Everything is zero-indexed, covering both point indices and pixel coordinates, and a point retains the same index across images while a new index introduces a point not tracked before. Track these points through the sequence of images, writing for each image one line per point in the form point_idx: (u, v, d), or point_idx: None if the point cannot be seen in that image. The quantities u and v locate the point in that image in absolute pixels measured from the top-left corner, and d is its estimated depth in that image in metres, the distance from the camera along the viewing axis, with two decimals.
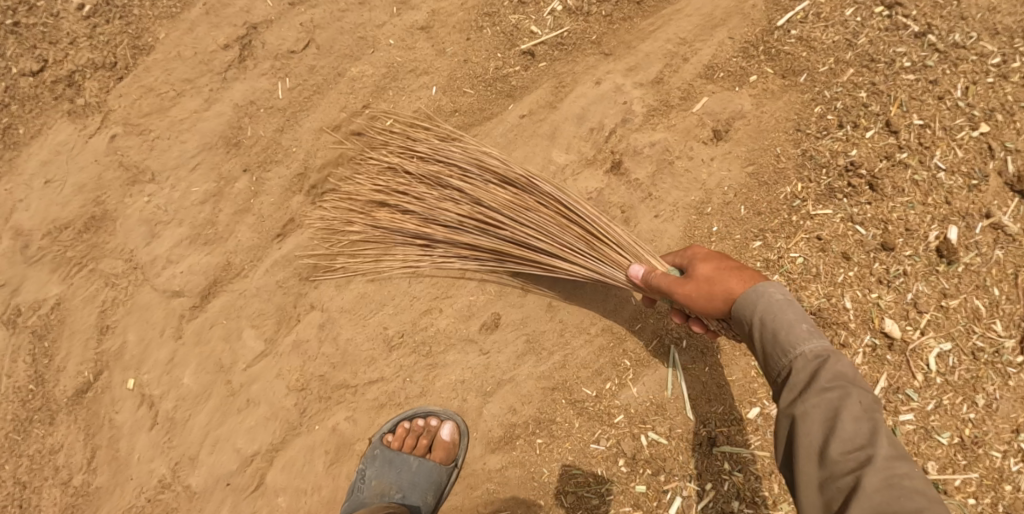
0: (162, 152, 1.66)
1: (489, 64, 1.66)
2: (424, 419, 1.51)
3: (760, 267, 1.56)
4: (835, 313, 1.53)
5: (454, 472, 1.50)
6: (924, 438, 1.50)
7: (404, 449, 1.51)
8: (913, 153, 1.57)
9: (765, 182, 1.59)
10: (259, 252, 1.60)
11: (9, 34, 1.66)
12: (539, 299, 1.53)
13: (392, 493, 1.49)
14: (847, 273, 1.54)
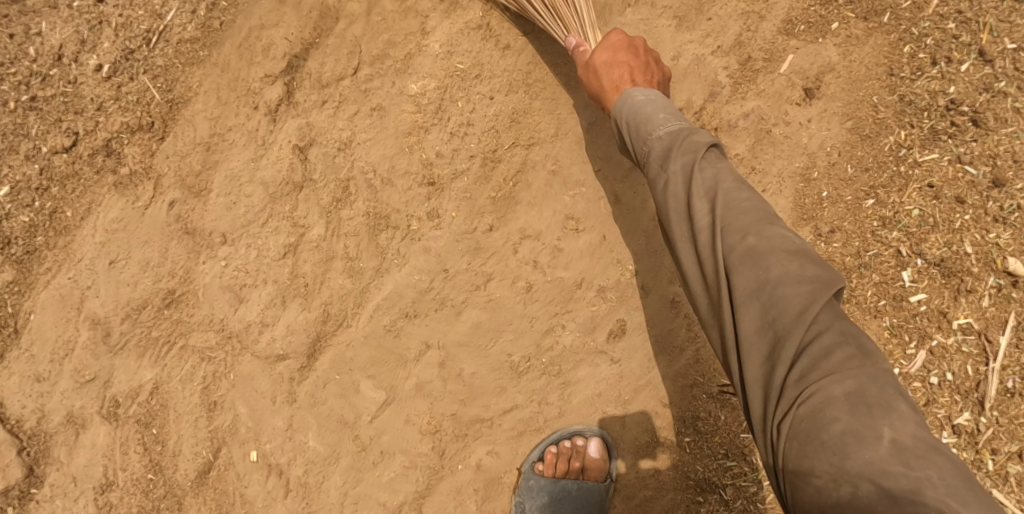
0: (228, 210, 1.54)
1: (559, 56, 1.54)
2: (570, 439, 1.51)
3: (877, 226, 1.53)
4: (958, 261, 1.48)
5: (610, 486, 1.51)
6: None
7: (557, 474, 1.50)
8: (1012, 80, 1.46)
9: (866, 135, 1.55)
10: (358, 298, 1.53)
11: (28, 111, 1.51)
12: (662, 298, 1.49)
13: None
14: (962, 219, 1.48)
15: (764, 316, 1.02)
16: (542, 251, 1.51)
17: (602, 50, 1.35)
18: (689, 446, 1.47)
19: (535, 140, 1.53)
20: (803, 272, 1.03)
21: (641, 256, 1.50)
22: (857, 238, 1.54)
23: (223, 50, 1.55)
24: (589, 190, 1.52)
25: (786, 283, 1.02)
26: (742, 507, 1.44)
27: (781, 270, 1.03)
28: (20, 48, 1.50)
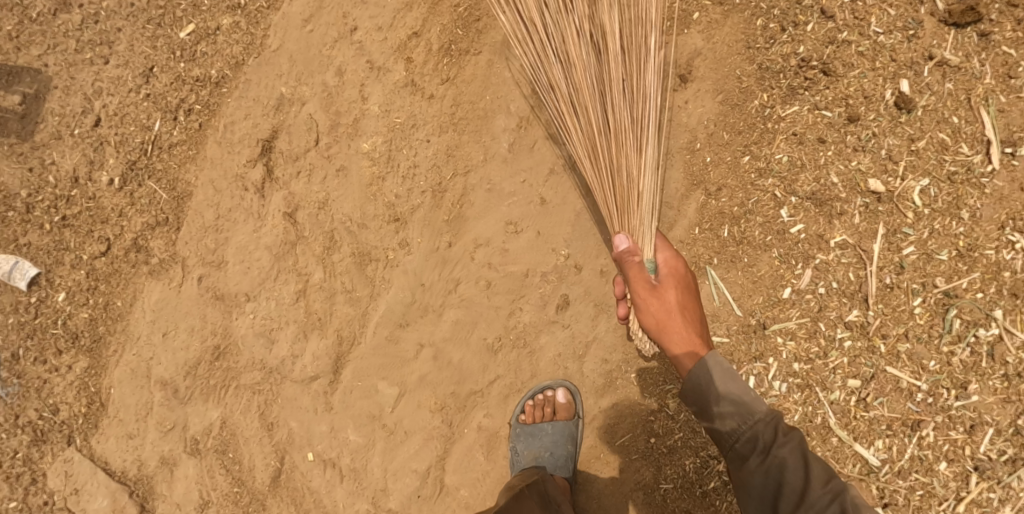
0: (246, 274, 1.96)
1: (474, 95, 1.93)
2: (542, 392, 1.89)
3: (756, 177, 1.92)
4: (825, 191, 1.88)
5: (579, 422, 1.89)
6: (927, 261, 1.83)
7: (536, 420, 1.89)
8: (853, 29, 1.87)
9: (735, 104, 1.94)
10: (362, 321, 1.93)
11: (63, 228, 2.05)
12: (592, 271, 1.86)
13: (542, 455, 1.88)
14: (826, 153, 1.88)
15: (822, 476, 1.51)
16: (493, 254, 1.89)
17: (668, 288, 1.67)
18: (642, 382, 1.85)
19: (468, 168, 1.91)
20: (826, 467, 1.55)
21: (570, 241, 1.87)
22: (741, 191, 1.93)
23: (205, 147, 2.03)
24: (520, 198, 1.89)
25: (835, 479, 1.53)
26: (686, 419, 1.81)
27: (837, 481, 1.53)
28: (41, 179, 2.06)
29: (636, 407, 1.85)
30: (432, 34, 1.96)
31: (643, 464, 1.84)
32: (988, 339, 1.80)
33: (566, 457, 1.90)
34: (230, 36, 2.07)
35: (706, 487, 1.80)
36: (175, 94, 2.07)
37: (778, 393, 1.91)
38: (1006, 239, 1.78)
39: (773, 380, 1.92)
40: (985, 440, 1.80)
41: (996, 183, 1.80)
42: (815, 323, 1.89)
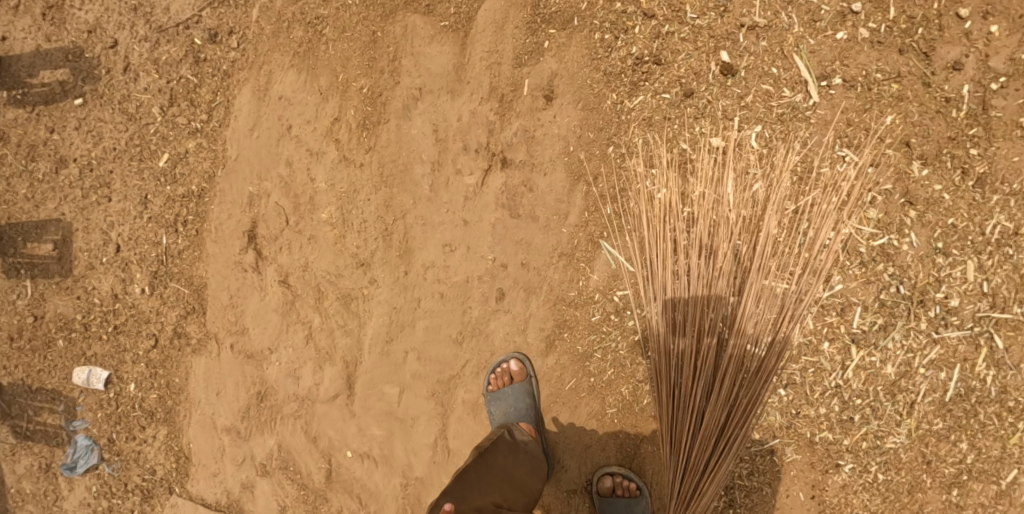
0: (264, 333, 2.56)
1: (392, 154, 2.47)
2: (500, 365, 2.39)
3: (621, 161, 2.39)
4: (678, 157, 2.37)
5: (533, 380, 2.38)
6: (775, 190, 2.37)
7: (500, 387, 2.37)
8: (673, 20, 2.38)
9: (593, 107, 2.40)
10: (357, 345, 2.49)
11: (117, 334, 2.70)
12: (516, 265, 2.39)
13: (509, 411, 2.34)
14: (673, 127, 2.38)
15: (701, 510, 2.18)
16: (439, 271, 2.43)
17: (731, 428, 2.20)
18: (576, 339, 2.38)
19: (404, 211, 2.46)
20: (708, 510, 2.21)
21: (493, 246, 2.40)
22: (614, 175, 2.38)
23: (204, 245, 2.63)
24: (448, 223, 2.43)
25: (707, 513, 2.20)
26: (613, 356, 2.36)
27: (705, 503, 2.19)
28: (88, 301, 2.72)
29: (577, 359, 2.38)
30: (348, 115, 2.51)
31: (592, 396, 2.38)
32: (842, 240, 2.39)
33: (529, 412, 2.35)
34: (198, 155, 2.65)
35: (641, 404, 2.35)
36: (169, 211, 2.67)
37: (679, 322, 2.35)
38: (837, 155, 2.36)
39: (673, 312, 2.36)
40: (856, 316, 2.40)
41: (818, 112, 2.37)
42: None
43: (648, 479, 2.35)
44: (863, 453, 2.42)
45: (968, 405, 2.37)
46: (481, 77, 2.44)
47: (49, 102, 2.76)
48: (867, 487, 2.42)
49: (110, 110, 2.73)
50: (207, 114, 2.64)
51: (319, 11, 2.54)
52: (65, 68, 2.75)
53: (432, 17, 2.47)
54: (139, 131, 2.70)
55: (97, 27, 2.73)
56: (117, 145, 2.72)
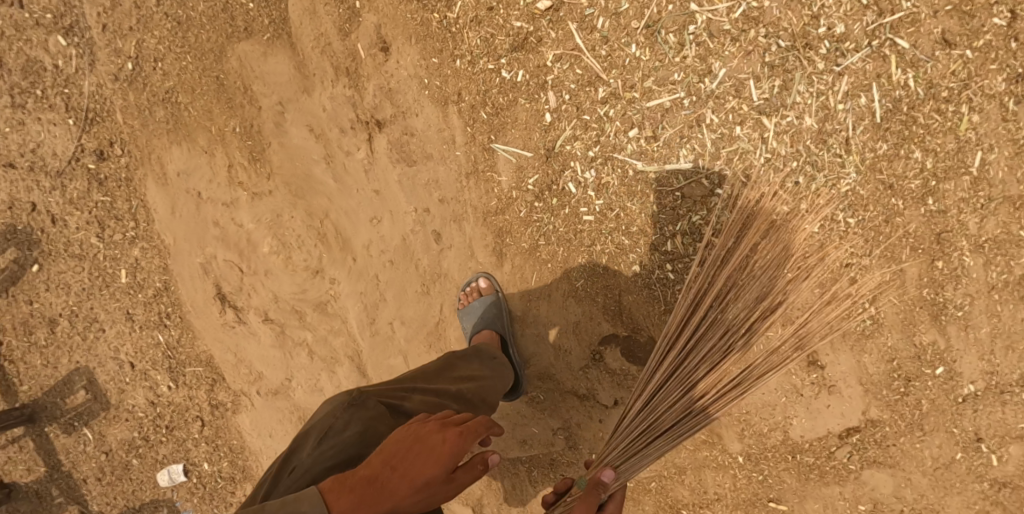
0: (275, 369, 2.81)
1: (288, 168, 2.65)
2: (471, 284, 2.57)
3: (473, 67, 2.49)
4: (519, 37, 2.44)
5: (501, 296, 2.51)
6: (620, 18, 2.37)
7: (471, 301, 2.54)
8: None
9: (425, 36, 2.51)
10: (349, 339, 2.70)
11: (171, 431, 3.01)
12: (435, 203, 2.56)
13: (476, 320, 2.51)
14: (500, 14, 2.44)
15: (632, 462, 2.11)
16: (377, 242, 2.62)
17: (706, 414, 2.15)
18: (519, 237, 2.53)
19: (323, 210, 2.64)
20: (642, 464, 2.13)
21: (409, 198, 2.57)
22: (474, 83, 2.50)
23: (193, 325, 2.89)
24: (362, 200, 2.60)
25: (638, 466, 2.12)
26: (555, 235, 2.50)
27: (639, 456, 2.12)
28: (135, 418, 3.04)
29: (528, 253, 2.54)
30: (237, 157, 2.69)
31: (557, 278, 2.52)
32: (702, 28, 2.31)
33: (495, 323, 2.50)
34: (147, 257, 2.89)
35: (600, 262, 2.48)
36: (152, 314, 2.93)
37: (594, 178, 2.44)
38: None
39: (585, 172, 2.45)
40: (752, 90, 2.29)
41: None
42: (582, 117, 2.43)
43: (642, 324, 2.45)
44: (825, 207, 2.28)
45: (903, 114, 2.23)
46: (323, 64, 2.58)
47: (16, 281, 3.04)
48: (845, 238, 2.28)
49: (64, 260, 2.99)
50: (134, 219, 2.88)
51: (168, 84, 2.73)
52: (11, 247, 3.02)
53: (256, 37, 2.62)
54: (93, 264, 2.96)
55: (14, 200, 2.98)
56: (84, 285, 2.98)
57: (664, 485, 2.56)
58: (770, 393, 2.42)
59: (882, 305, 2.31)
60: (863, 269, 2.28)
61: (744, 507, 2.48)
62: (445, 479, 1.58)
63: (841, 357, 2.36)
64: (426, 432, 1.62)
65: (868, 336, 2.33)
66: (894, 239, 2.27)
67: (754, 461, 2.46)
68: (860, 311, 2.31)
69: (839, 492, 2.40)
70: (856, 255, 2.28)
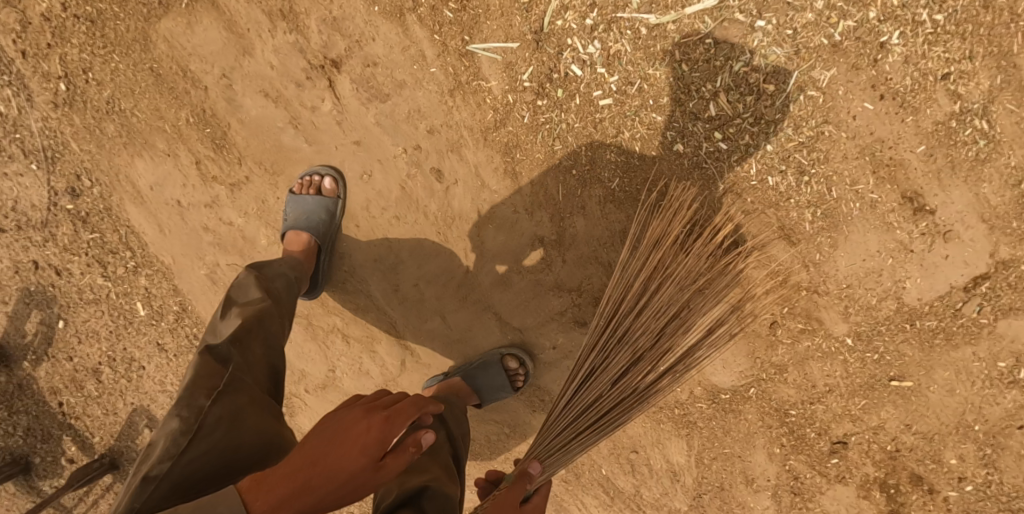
0: (313, 367, 2.49)
1: (258, 144, 2.33)
2: (317, 176, 2.24)
3: None
4: None
5: (337, 200, 2.22)
6: None
7: (302, 192, 2.23)
8: None
9: None
10: (379, 312, 2.36)
11: None
12: (425, 135, 2.17)
13: (301, 217, 2.21)
14: None
15: (564, 455, 1.98)
16: (376, 197, 2.25)
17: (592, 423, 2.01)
18: (530, 149, 2.12)
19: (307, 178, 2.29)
20: (566, 455, 1.98)
21: (394, 137, 2.19)
22: None
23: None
24: (345, 155, 2.24)
25: (565, 456, 1.97)
26: (572, 132, 2.08)
27: (560, 447, 1.97)
28: None
29: (545, 165, 2.12)
30: (201, 149, 2.38)
31: (588, 181, 2.10)
32: None
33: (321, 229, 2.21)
34: (154, 283, 2.58)
35: (634, 150, 2.06)
36: (181, 340, 2.64)
37: (600, 52, 2.03)
38: None
39: (587, 49, 2.03)
40: None
41: None
42: None
43: (703, 211, 2.08)
44: (898, 12, 1.90)
45: None
46: (257, 16, 2.24)
47: (51, 343, 2.71)
48: (935, 41, 1.91)
49: (85, 308, 2.66)
50: (129, 247, 2.56)
51: (106, 92, 2.42)
52: (36, 310, 2.68)
53: (175, 8, 2.30)
54: (111, 304, 2.64)
55: (15, 261, 2.63)
56: (111, 329, 2.67)
57: (767, 388, 2.37)
58: (871, 260, 2.12)
59: (999, 119, 1.94)
60: (964, 77, 1.92)
61: (862, 393, 2.31)
62: (374, 469, 1.36)
63: (954, 195, 2.02)
64: (351, 419, 1.39)
65: (983, 162, 1.99)
66: (998, 30, 1.88)
67: (865, 340, 2.25)
68: (969, 132, 1.96)
69: (973, 353, 2.20)
70: (952, 62, 1.92)
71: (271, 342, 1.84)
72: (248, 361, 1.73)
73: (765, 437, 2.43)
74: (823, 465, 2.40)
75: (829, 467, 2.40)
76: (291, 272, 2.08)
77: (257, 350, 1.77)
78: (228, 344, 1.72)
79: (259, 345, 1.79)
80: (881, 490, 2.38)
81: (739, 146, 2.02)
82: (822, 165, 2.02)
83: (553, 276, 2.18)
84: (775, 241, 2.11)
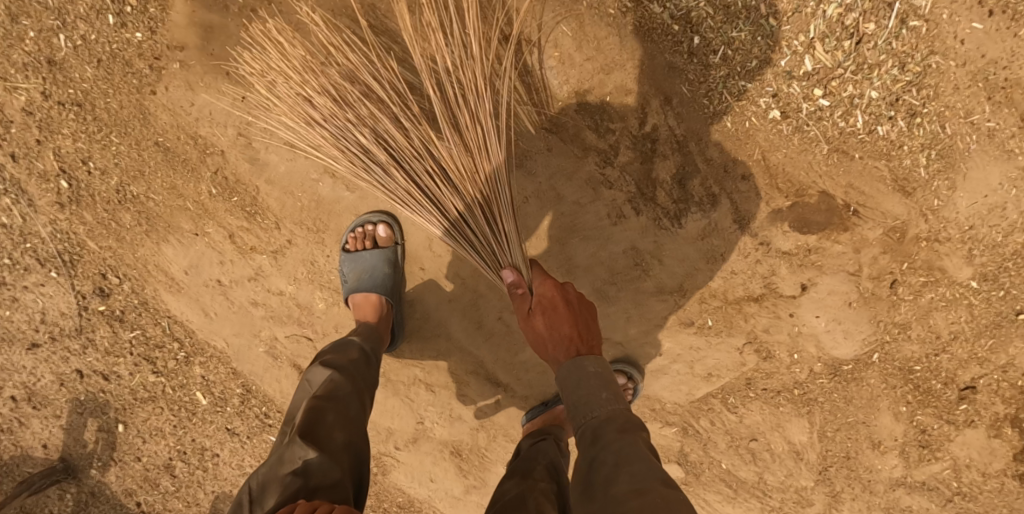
0: (397, 420, 2.36)
1: (297, 202, 2.14)
2: (364, 225, 2.09)
3: None
4: None
5: (395, 246, 2.10)
6: None
7: (356, 249, 2.09)
8: None
9: None
10: (462, 352, 2.23)
11: None
12: None
13: (363, 275, 2.08)
14: None
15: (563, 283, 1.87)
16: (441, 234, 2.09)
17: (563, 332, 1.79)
18: (604, 150, 1.89)
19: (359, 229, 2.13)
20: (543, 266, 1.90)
21: None
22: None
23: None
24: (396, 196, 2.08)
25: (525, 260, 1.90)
26: (651, 122, 1.87)
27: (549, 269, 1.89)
28: None
29: (625, 164, 1.90)
30: (231, 221, 2.19)
31: (675, 170, 1.89)
32: None
33: (387, 281, 2.07)
34: (209, 368, 2.43)
35: (721, 129, 1.87)
36: (251, 421, 2.48)
37: (672, 28, 1.81)
38: None
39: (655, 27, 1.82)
40: None
41: None
42: None
43: (804, 178, 1.88)
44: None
45: None
46: (257, 64, 2.00)
47: (115, 447, 2.52)
48: None
49: (142, 409, 2.49)
50: (176, 338, 2.41)
51: (114, 180, 2.22)
52: (90, 418, 2.50)
53: (168, 73, 2.10)
54: (170, 399, 2.47)
55: (59, 375, 2.46)
56: (176, 423, 2.49)
57: (891, 349, 2.17)
58: (992, 194, 1.93)
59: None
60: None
61: (989, 332, 2.13)
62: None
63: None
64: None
65: None
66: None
67: (991, 279, 2.07)
68: None
69: None
70: None
71: (353, 423, 1.78)
72: (329, 452, 1.68)
73: (890, 398, 2.23)
74: (952, 413, 2.22)
75: (958, 414, 2.22)
76: (364, 343, 1.97)
77: (339, 437, 1.72)
78: (303, 438, 1.68)
79: (339, 430, 1.73)
80: (1013, 426, 2.21)
81: (837, 101, 1.82)
82: (934, 102, 1.81)
83: (652, 281, 1.98)
84: (891, 195, 1.89)
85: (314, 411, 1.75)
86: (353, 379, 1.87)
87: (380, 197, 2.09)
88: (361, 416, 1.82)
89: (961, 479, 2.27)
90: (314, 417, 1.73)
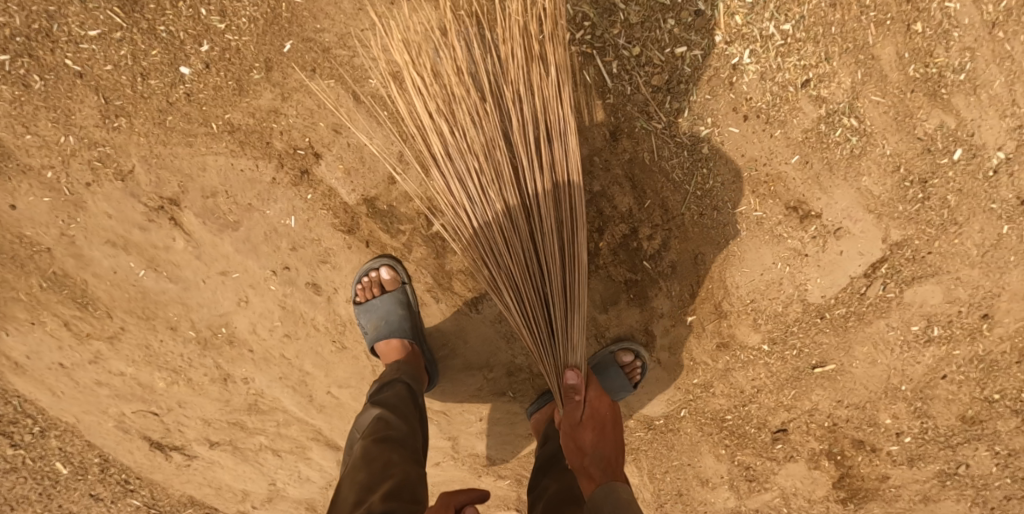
0: (248, 487, 2.37)
1: (121, 297, 2.17)
2: (367, 273, 2.07)
3: (234, 94, 1.99)
4: (267, 40, 1.96)
5: (355, 301, 2.09)
6: None
7: (367, 298, 2.07)
8: None
9: (158, 94, 1.99)
10: (298, 426, 2.29)
11: None
12: (282, 257, 2.10)
13: (381, 324, 2.06)
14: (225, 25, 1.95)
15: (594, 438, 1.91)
16: (262, 321, 2.17)
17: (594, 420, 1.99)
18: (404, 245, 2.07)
19: (182, 320, 2.18)
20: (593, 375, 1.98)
21: (253, 259, 2.10)
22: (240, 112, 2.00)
23: (155, 479, 2.38)
24: (212, 287, 2.14)
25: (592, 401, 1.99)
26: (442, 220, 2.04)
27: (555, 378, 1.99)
28: None
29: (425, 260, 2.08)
30: (66, 312, 2.18)
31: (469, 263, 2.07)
32: None
33: (405, 325, 2.06)
34: (68, 440, 2.32)
35: None
36: (113, 486, 2.37)
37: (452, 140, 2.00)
38: None
39: None
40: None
41: None
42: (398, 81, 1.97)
43: (591, 263, 2.05)
44: (744, 30, 1.92)
45: None
46: (67, 169, 2.04)
47: None
48: (788, 52, 1.93)
49: (6, 478, 2.35)
50: (29, 415, 2.29)
51: None
52: None
53: None
54: (32, 469, 2.34)
55: None
56: (42, 490, 2.36)
57: (698, 404, 2.22)
58: (770, 272, 2.08)
59: (866, 114, 1.96)
60: (824, 80, 1.94)
61: (789, 384, 2.19)
62: None
63: (837, 194, 2.01)
64: None
65: (860, 156, 1.99)
66: (850, 26, 1.92)
67: (782, 341, 2.14)
68: (840, 132, 1.96)
69: (887, 324, 2.12)
70: (808, 69, 1.94)
71: (406, 459, 1.70)
72: (390, 494, 1.59)
73: (709, 442, 2.27)
74: (768, 451, 2.25)
75: (776, 452, 2.25)
76: (376, 391, 1.93)
77: (404, 489, 1.61)
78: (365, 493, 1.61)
79: (396, 468, 1.66)
80: (828, 458, 2.25)
81: (606, 195, 2.01)
82: (703, 197, 2.01)
83: (460, 358, 2.16)
84: (670, 276, 2.07)
85: (369, 459, 1.69)
86: (405, 421, 1.82)
87: (196, 291, 2.15)
88: (415, 453, 1.76)
89: (788, 505, 2.30)
90: (369, 463, 1.68)
